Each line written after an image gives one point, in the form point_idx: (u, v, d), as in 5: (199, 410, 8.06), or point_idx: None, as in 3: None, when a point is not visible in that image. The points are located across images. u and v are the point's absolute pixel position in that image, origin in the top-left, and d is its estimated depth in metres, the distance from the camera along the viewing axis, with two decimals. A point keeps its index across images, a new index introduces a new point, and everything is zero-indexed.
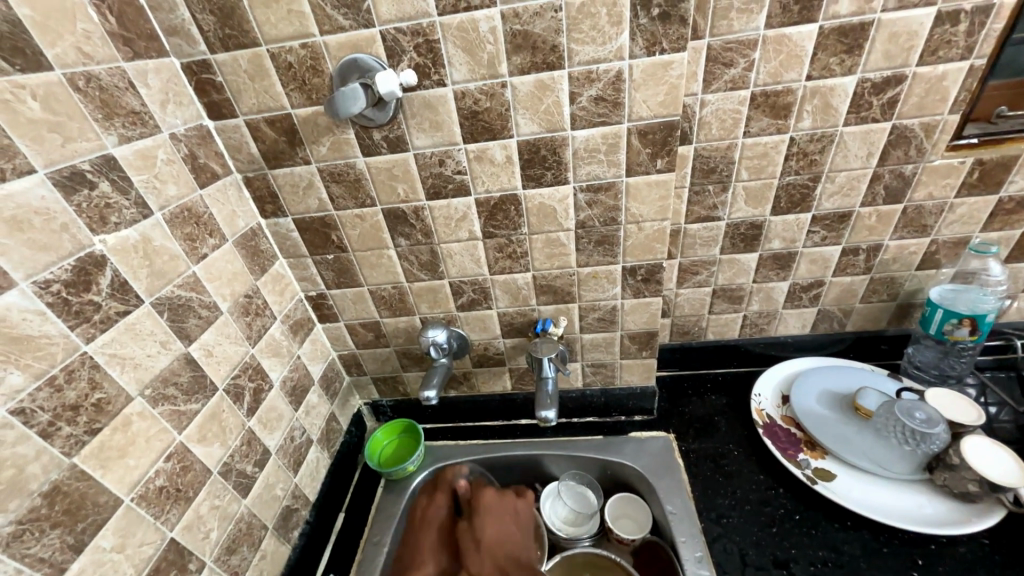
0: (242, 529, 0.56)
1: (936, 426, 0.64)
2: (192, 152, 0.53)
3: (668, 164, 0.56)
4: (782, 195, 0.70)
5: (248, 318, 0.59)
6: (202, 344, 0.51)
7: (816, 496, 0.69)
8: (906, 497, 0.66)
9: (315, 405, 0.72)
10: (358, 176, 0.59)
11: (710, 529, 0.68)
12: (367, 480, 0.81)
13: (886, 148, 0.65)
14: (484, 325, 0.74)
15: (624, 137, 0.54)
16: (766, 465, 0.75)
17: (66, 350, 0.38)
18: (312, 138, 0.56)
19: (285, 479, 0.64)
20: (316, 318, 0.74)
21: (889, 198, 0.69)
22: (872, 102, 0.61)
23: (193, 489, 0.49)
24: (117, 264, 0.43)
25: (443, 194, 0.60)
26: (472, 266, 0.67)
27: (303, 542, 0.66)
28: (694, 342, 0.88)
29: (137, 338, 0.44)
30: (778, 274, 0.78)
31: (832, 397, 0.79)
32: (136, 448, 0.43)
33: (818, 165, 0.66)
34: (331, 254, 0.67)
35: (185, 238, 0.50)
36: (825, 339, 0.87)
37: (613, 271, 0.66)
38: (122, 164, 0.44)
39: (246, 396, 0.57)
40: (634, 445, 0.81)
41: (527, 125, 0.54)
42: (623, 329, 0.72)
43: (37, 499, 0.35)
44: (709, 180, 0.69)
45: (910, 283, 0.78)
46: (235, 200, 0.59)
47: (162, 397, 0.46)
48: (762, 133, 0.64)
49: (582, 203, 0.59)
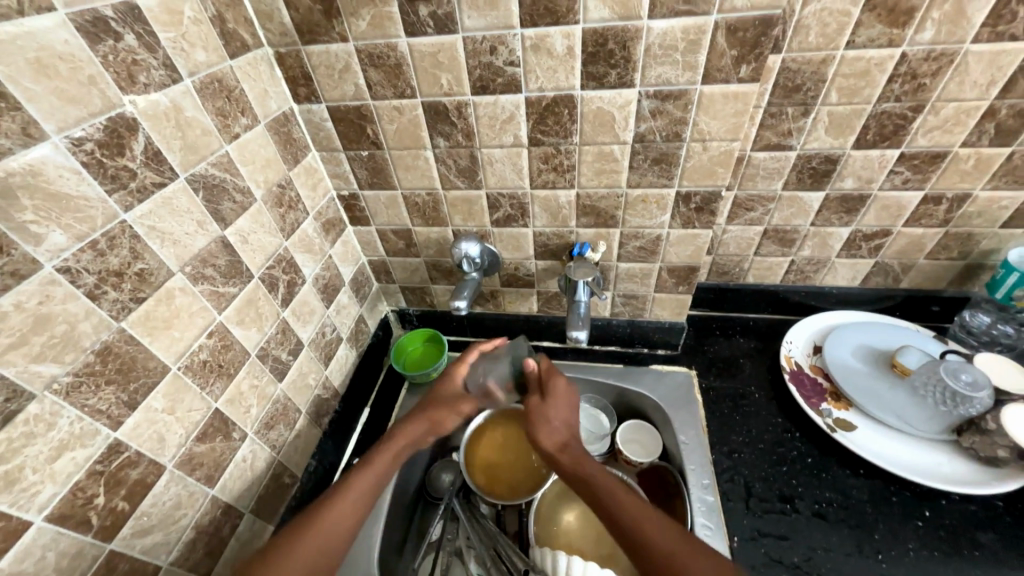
0: (279, 409, 0.59)
1: (981, 390, 0.61)
2: (221, 14, 0.47)
3: (754, 72, 0.48)
4: (871, 126, 0.61)
5: (282, 209, 0.58)
6: (237, 230, 0.50)
7: (832, 444, 0.70)
8: (926, 455, 0.66)
9: (346, 306, 0.73)
10: (399, 60, 0.53)
11: (720, 461, 0.70)
12: (391, 381, 0.85)
13: (1014, 77, 0.55)
14: (518, 244, 0.71)
15: (709, 33, 0.46)
16: (786, 410, 0.75)
17: (105, 215, 0.37)
18: (350, 9, 0.50)
19: (317, 370, 0.66)
20: (347, 220, 0.72)
21: (997, 140, 0.60)
22: (1017, 13, 0.50)
23: (233, 368, 0.51)
24: (151, 131, 0.40)
25: (491, 90, 0.54)
26: (513, 178, 0.62)
27: (332, 427, 0.71)
28: (732, 283, 0.85)
29: (174, 214, 0.43)
30: (842, 219, 0.72)
31: (869, 352, 0.76)
32: (180, 321, 0.44)
33: (926, 91, 0.57)
34: (366, 150, 0.63)
35: (217, 113, 0.47)
36: (873, 294, 0.82)
37: (665, 196, 0.60)
38: (147, 16, 0.40)
39: (281, 287, 0.58)
40: (653, 377, 0.81)
41: (597, 9, 0.46)
42: (664, 261, 0.69)
43: (90, 356, 0.36)
44: (790, 101, 0.61)
45: (987, 242, 0.71)
46: (267, 77, 0.54)
47: (201, 276, 0.46)
48: (870, 45, 0.54)
49: (645, 112, 0.53)
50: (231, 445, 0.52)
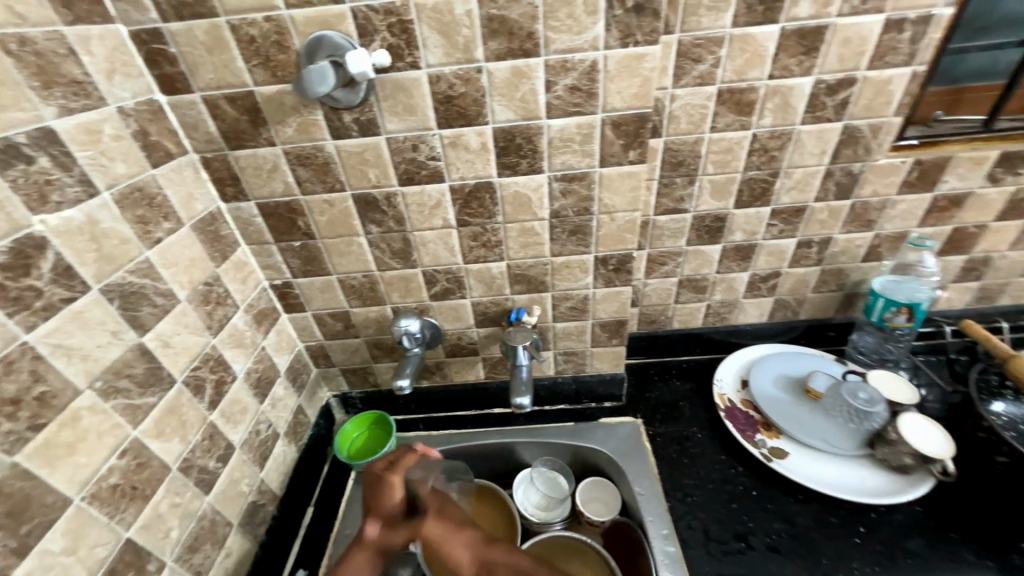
0: (205, 527, 0.53)
1: (877, 404, 0.70)
2: (143, 129, 0.49)
3: (640, 156, 0.57)
4: (744, 190, 0.73)
5: (208, 307, 0.56)
6: (158, 334, 0.48)
7: (771, 473, 0.74)
8: (850, 471, 0.72)
9: (282, 398, 0.70)
10: (326, 159, 0.57)
11: (675, 508, 0.72)
12: (336, 473, 0.79)
13: (838, 147, 0.69)
14: (458, 314, 0.73)
15: (598, 127, 0.55)
16: (726, 446, 0.79)
17: (3, 339, 0.35)
18: (277, 118, 0.54)
19: (250, 474, 0.61)
20: (281, 309, 0.71)
21: (839, 194, 0.74)
22: (826, 102, 0.65)
23: (150, 487, 0.46)
24: (62, 248, 0.39)
25: (416, 181, 0.59)
26: (446, 255, 0.66)
27: (270, 538, 0.65)
28: (661, 330, 0.91)
29: (84, 327, 0.41)
30: (740, 265, 0.82)
31: (787, 381, 0.84)
32: (86, 444, 0.40)
33: (778, 161, 0.70)
34: (298, 241, 0.64)
35: (138, 221, 0.47)
36: (781, 327, 0.92)
37: (586, 260, 0.67)
38: (64, 139, 0.40)
39: (207, 388, 0.55)
40: (603, 430, 0.83)
41: (503, 112, 0.54)
42: (594, 317, 0.74)
43: None
44: (677, 173, 0.71)
45: (855, 274, 0.84)
46: (192, 181, 0.56)
47: (114, 390, 0.43)
48: (727, 128, 0.67)
49: (556, 192, 0.60)
50: None
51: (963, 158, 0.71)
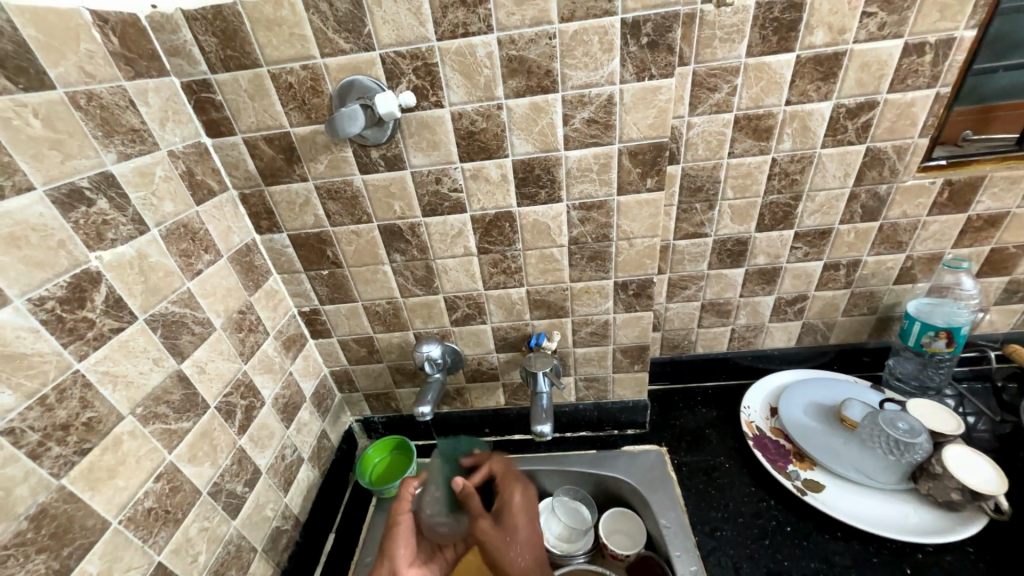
0: (230, 552, 0.54)
1: (919, 436, 0.66)
2: (190, 169, 0.53)
3: (658, 183, 0.58)
4: (765, 213, 0.72)
5: (241, 334, 0.59)
6: (194, 361, 0.51)
7: (806, 508, 0.71)
8: (892, 507, 0.68)
9: (307, 423, 0.71)
10: (355, 193, 0.60)
11: (704, 543, 0.69)
12: (358, 499, 0.80)
13: (862, 170, 0.68)
14: (478, 339, 0.74)
15: (616, 157, 0.56)
16: (757, 477, 0.76)
17: (58, 367, 0.37)
18: (310, 155, 0.57)
19: (275, 498, 0.63)
20: (308, 335, 0.73)
21: (866, 216, 0.72)
22: (847, 126, 0.64)
23: (182, 511, 0.48)
24: (114, 281, 0.42)
25: (439, 212, 0.61)
26: (467, 281, 0.67)
27: (292, 564, 0.65)
28: (684, 355, 0.90)
29: (129, 355, 0.43)
30: (764, 288, 0.81)
31: (819, 408, 0.80)
32: (126, 468, 0.42)
33: (799, 185, 0.69)
34: (326, 269, 0.67)
35: (181, 254, 0.50)
36: (810, 352, 0.89)
37: (605, 286, 0.67)
38: (120, 181, 0.44)
39: (238, 413, 0.57)
40: (626, 459, 0.81)
41: (522, 145, 0.56)
42: (616, 343, 0.73)
43: (23, 522, 0.34)
44: (696, 199, 0.71)
45: (888, 297, 0.81)
46: (230, 216, 0.59)
47: (153, 415, 0.45)
48: (746, 154, 0.67)
49: (575, 220, 0.61)
50: None
51: (995, 177, 0.69)
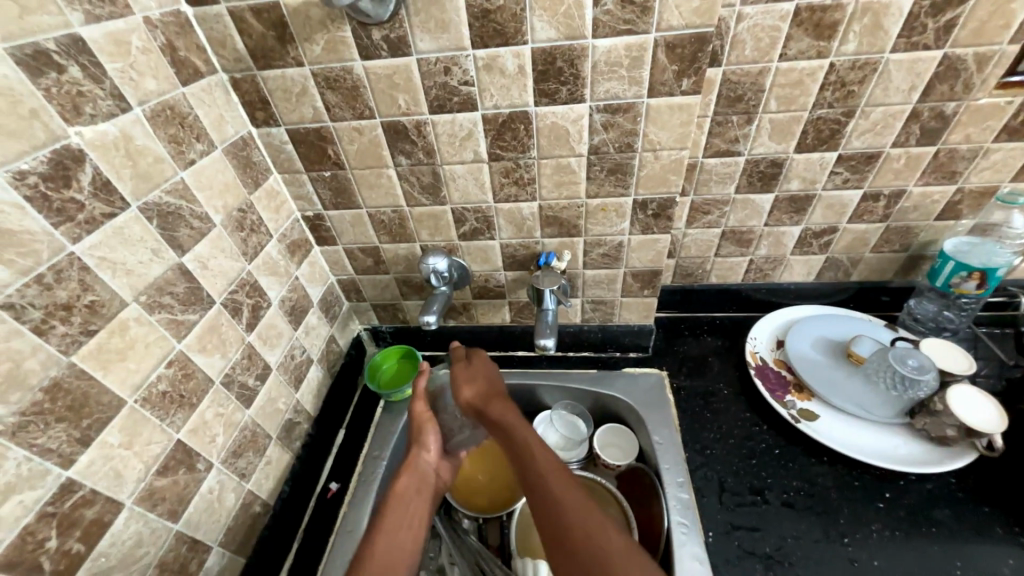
0: (247, 436, 0.58)
1: (927, 372, 0.65)
2: (171, 43, 0.47)
3: (695, 85, 0.51)
4: (810, 131, 0.65)
5: (243, 233, 0.57)
6: (196, 256, 0.50)
7: (798, 434, 0.73)
8: (883, 438, 0.69)
9: (315, 327, 0.72)
10: (355, 83, 0.54)
11: (693, 458, 0.72)
12: (366, 400, 0.84)
13: (932, 82, 0.59)
14: (486, 256, 0.72)
15: (650, 50, 0.49)
16: (753, 404, 0.77)
17: (51, 248, 0.36)
18: (304, 34, 0.51)
19: (286, 394, 0.65)
20: (313, 241, 0.72)
21: (923, 139, 0.65)
22: (927, 25, 0.55)
23: (196, 397, 0.50)
24: (99, 162, 0.40)
25: (448, 109, 0.55)
26: (476, 192, 0.64)
27: (305, 452, 0.70)
28: (697, 284, 0.88)
29: (126, 243, 0.42)
30: (792, 218, 0.76)
31: (828, 343, 0.79)
32: (136, 352, 0.43)
33: (855, 98, 0.61)
34: (328, 171, 0.63)
35: (170, 140, 0.47)
36: (829, 288, 0.86)
37: (623, 204, 0.63)
38: (93, 48, 0.39)
39: (245, 311, 0.57)
40: (627, 380, 0.83)
41: (544, 30, 0.48)
42: (627, 265, 0.71)
43: (38, 393, 0.35)
44: (734, 110, 0.64)
45: (925, 234, 0.76)
46: (222, 103, 0.54)
47: (158, 305, 0.45)
48: (800, 56, 0.58)
49: (597, 125, 0.55)
50: (196, 477, 0.50)
51: None
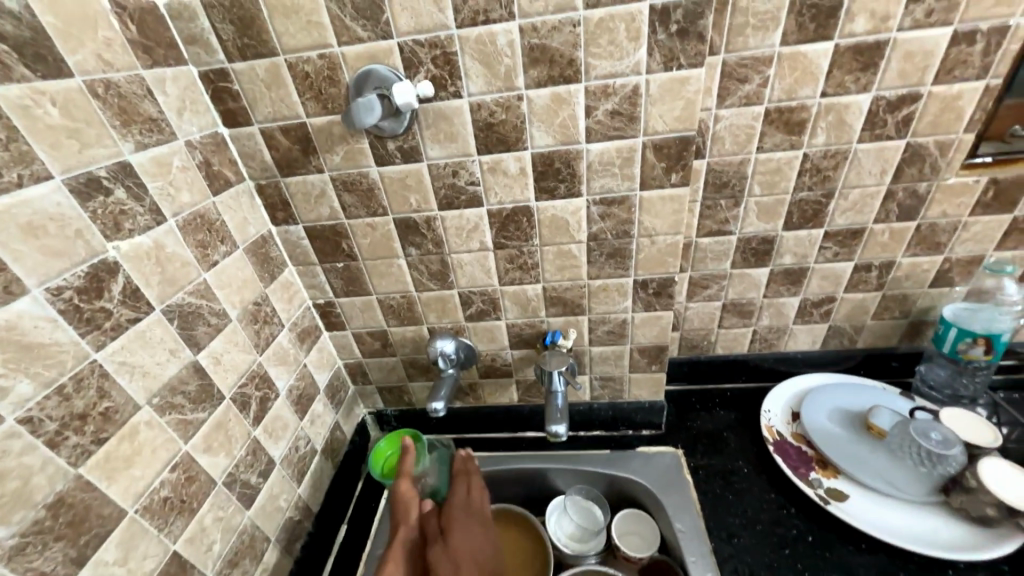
0: (244, 542, 0.54)
1: (953, 447, 0.63)
2: (207, 160, 0.53)
3: (683, 178, 0.55)
4: (794, 211, 0.69)
5: (257, 325, 0.59)
6: (210, 352, 0.51)
7: (829, 517, 0.68)
8: (921, 520, 0.65)
9: (320, 414, 0.71)
10: (370, 185, 0.59)
11: (720, 549, 0.67)
12: (369, 491, 0.80)
13: (900, 166, 0.64)
14: (492, 336, 0.73)
15: (639, 151, 0.54)
16: (777, 484, 0.73)
17: (75, 358, 0.37)
18: (326, 146, 0.56)
19: (288, 490, 0.63)
20: (323, 327, 0.73)
21: (902, 215, 0.69)
22: (886, 119, 0.61)
23: (196, 501, 0.48)
24: (131, 272, 0.42)
25: (456, 205, 0.60)
26: (482, 277, 0.66)
27: (304, 554, 0.65)
28: (703, 356, 0.87)
29: (146, 346, 0.43)
30: (789, 289, 0.78)
31: (845, 415, 0.77)
32: (142, 458, 0.42)
33: (832, 181, 0.66)
34: (341, 262, 0.66)
35: (197, 245, 0.50)
36: (836, 355, 0.85)
37: (624, 284, 0.65)
38: (138, 171, 0.44)
39: (253, 404, 0.57)
40: (641, 460, 0.80)
41: (542, 138, 0.54)
42: (633, 342, 0.71)
43: (41, 511, 0.34)
44: (721, 195, 0.69)
45: (922, 301, 0.78)
46: (247, 207, 0.59)
47: (169, 406, 0.46)
48: (776, 148, 0.64)
49: (595, 215, 0.59)
50: None
51: None
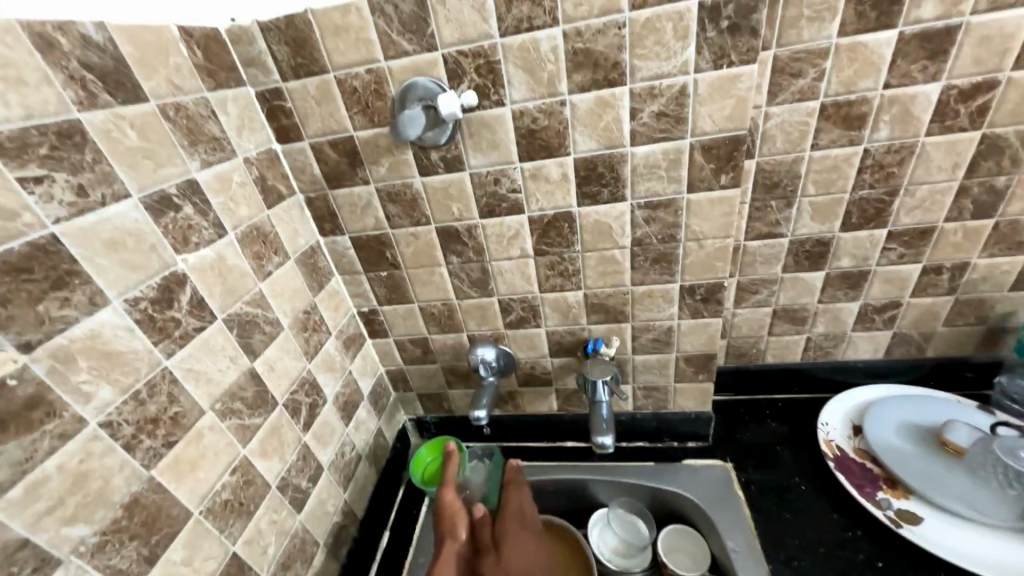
0: (296, 545, 0.56)
1: None
2: (262, 175, 0.55)
3: (733, 179, 0.53)
4: (853, 211, 0.65)
5: (307, 333, 0.61)
6: (265, 359, 0.53)
7: (901, 541, 0.63)
8: (1013, 550, 0.58)
9: (365, 421, 0.73)
10: (414, 195, 0.60)
11: (778, 572, 0.63)
12: (411, 498, 0.80)
13: (975, 159, 0.59)
14: (532, 343, 0.72)
15: (686, 152, 0.52)
16: (839, 503, 0.68)
17: (149, 365, 0.40)
18: (372, 159, 0.58)
19: (336, 495, 0.64)
20: (366, 334, 0.75)
21: (978, 213, 0.63)
22: (959, 110, 0.56)
23: (253, 504, 0.50)
24: (197, 283, 0.45)
25: (497, 213, 0.60)
26: (522, 284, 0.66)
27: (350, 560, 0.66)
28: (752, 364, 0.83)
29: (210, 353, 0.46)
30: (848, 294, 0.73)
31: (915, 430, 0.71)
32: (206, 461, 0.44)
33: (896, 178, 0.62)
34: (384, 271, 0.68)
35: (254, 256, 0.52)
36: (901, 365, 0.79)
37: (670, 290, 0.63)
38: (203, 188, 0.46)
39: (303, 410, 0.59)
40: (688, 474, 0.76)
41: (585, 142, 0.53)
42: (678, 350, 0.69)
43: (119, 510, 0.36)
44: (772, 196, 0.66)
45: (1002, 306, 0.71)
46: (297, 219, 0.61)
47: (229, 411, 0.47)
48: (833, 145, 0.60)
49: (639, 220, 0.58)
50: None
51: None
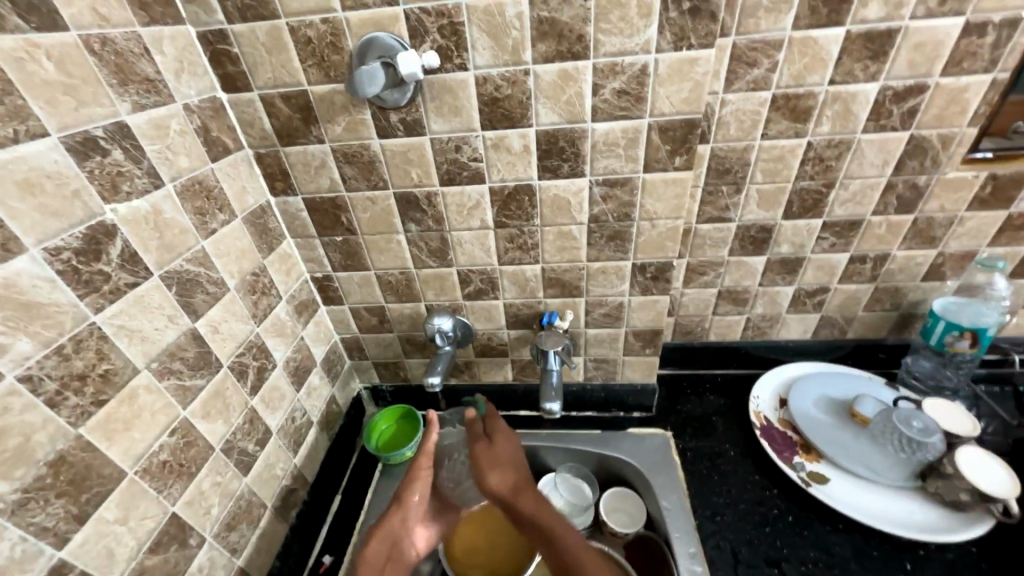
0: (241, 507, 0.55)
1: (933, 435, 0.65)
2: (205, 125, 0.52)
3: (687, 162, 0.55)
4: (794, 200, 0.70)
5: (254, 296, 0.59)
6: (208, 320, 0.51)
7: (810, 499, 0.70)
8: (897, 504, 0.67)
9: (317, 387, 0.72)
10: (372, 158, 0.58)
11: (704, 526, 0.69)
12: (364, 463, 0.81)
13: (903, 158, 0.65)
14: (490, 315, 0.73)
15: (644, 132, 0.54)
16: (762, 467, 0.75)
17: (75, 319, 0.37)
18: (327, 116, 0.55)
19: (285, 459, 0.64)
20: (320, 301, 0.73)
21: (900, 208, 0.69)
22: (892, 110, 0.61)
23: (194, 465, 0.49)
24: (129, 235, 0.42)
25: (457, 181, 0.59)
26: (481, 255, 0.66)
27: (299, 521, 0.67)
28: (696, 341, 0.89)
29: (145, 311, 0.43)
30: (784, 279, 0.78)
31: (831, 403, 0.79)
32: (141, 421, 0.43)
33: (834, 171, 0.66)
34: (340, 236, 0.66)
35: (196, 212, 0.50)
36: (825, 345, 0.87)
37: (623, 267, 0.65)
38: (135, 133, 0.43)
39: (250, 374, 0.57)
40: (631, 441, 0.81)
41: (547, 115, 0.53)
42: (628, 325, 0.72)
43: (42, 468, 0.35)
44: (723, 181, 0.69)
45: (914, 294, 0.79)
46: (245, 175, 0.58)
47: (168, 371, 0.46)
48: (781, 136, 0.64)
49: (597, 197, 0.59)
50: (186, 553, 0.48)
51: None
